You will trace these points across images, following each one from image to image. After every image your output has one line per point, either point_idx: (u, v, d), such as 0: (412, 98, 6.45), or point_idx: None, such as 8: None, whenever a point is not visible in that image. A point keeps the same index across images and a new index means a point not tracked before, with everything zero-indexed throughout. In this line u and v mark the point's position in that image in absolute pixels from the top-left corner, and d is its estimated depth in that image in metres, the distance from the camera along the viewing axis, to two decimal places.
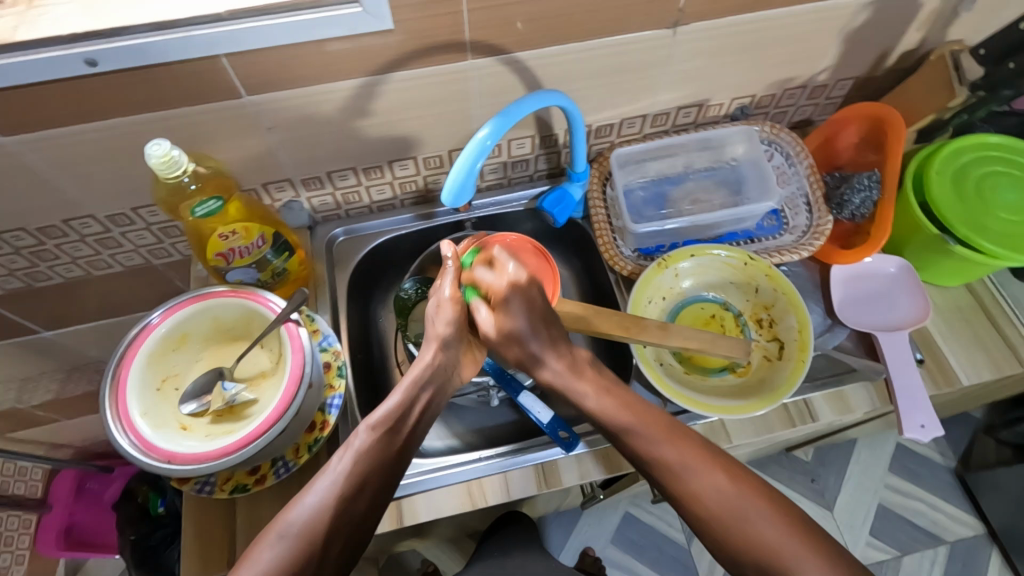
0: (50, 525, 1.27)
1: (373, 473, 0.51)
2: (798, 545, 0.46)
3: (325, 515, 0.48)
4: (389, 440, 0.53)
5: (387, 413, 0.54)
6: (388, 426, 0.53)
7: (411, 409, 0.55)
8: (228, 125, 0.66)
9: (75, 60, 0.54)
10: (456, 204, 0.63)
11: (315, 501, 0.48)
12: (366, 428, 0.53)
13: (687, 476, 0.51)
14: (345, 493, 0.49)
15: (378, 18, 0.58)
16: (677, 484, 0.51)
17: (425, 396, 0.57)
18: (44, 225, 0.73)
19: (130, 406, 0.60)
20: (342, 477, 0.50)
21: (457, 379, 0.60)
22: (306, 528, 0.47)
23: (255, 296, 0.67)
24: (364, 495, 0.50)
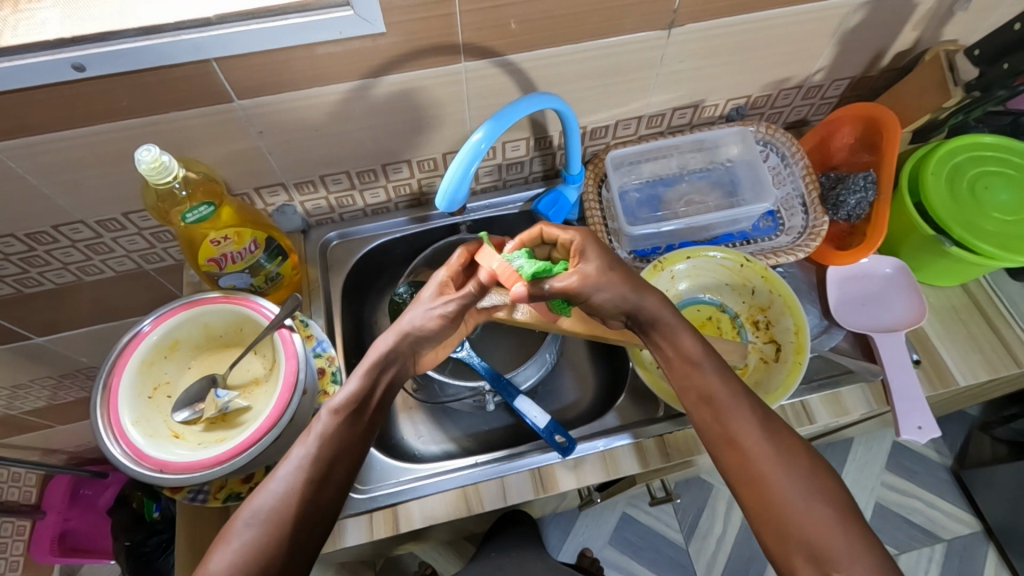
0: (44, 533, 1.26)
1: (336, 455, 0.52)
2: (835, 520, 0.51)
3: (292, 499, 0.49)
4: (354, 420, 0.55)
5: (349, 396, 0.55)
6: (351, 408, 0.55)
7: (372, 390, 0.57)
8: (219, 130, 0.66)
9: (62, 65, 0.54)
10: (450, 208, 0.62)
11: (281, 486, 0.50)
12: (329, 412, 0.54)
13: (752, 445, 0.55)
14: (310, 478, 0.51)
15: (370, 22, 0.57)
16: (734, 434, 0.56)
17: (385, 379, 0.58)
18: (33, 231, 0.72)
19: (121, 415, 0.59)
20: (307, 461, 0.51)
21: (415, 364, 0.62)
22: (272, 512, 0.49)
23: (248, 302, 0.66)
24: (328, 483, 0.51)
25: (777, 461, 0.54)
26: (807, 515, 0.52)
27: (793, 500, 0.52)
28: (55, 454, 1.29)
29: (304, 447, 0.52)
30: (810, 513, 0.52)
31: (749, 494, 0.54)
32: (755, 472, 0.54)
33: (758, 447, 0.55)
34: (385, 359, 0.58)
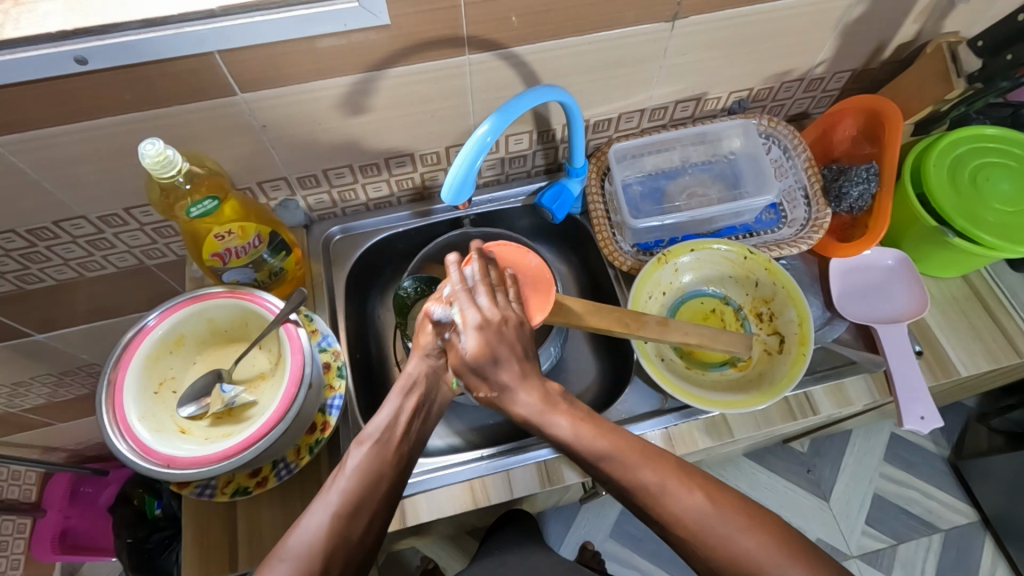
0: (44, 531, 1.26)
1: (373, 489, 0.48)
2: (775, 553, 0.45)
3: (324, 533, 0.45)
4: (382, 451, 0.51)
5: (377, 426, 0.52)
6: (378, 438, 0.51)
7: (400, 420, 0.53)
8: (222, 124, 0.65)
9: (64, 58, 0.53)
10: (456, 200, 0.62)
11: (315, 525, 0.45)
12: (357, 444, 0.50)
13: (647, 481, 0.49)
14: (341, 512, 0.46)
15: (374, 14, 0.57)
16: (659, 510, 0.48)
17: (415, 405, 0.55)
18: (34, 227, 0.72)
19: (127, 411, 0.59)
20: (339, 496, 0.47)
21: (445, 393, 0.58)
22: (305, 552, 0.44)
23: (253, 296, 0.66)
24: (363, 516, 0.47)
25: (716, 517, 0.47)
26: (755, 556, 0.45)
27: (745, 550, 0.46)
28: (55, 452, 1.28)
29: (338, 482, 0.48)
30: (744, 547, 0.46)
31: (694, 557, 0.47)
32: (662, 511, 0.48)
33: (646, 482, 0.49)
34: (410, 382, 0.55)
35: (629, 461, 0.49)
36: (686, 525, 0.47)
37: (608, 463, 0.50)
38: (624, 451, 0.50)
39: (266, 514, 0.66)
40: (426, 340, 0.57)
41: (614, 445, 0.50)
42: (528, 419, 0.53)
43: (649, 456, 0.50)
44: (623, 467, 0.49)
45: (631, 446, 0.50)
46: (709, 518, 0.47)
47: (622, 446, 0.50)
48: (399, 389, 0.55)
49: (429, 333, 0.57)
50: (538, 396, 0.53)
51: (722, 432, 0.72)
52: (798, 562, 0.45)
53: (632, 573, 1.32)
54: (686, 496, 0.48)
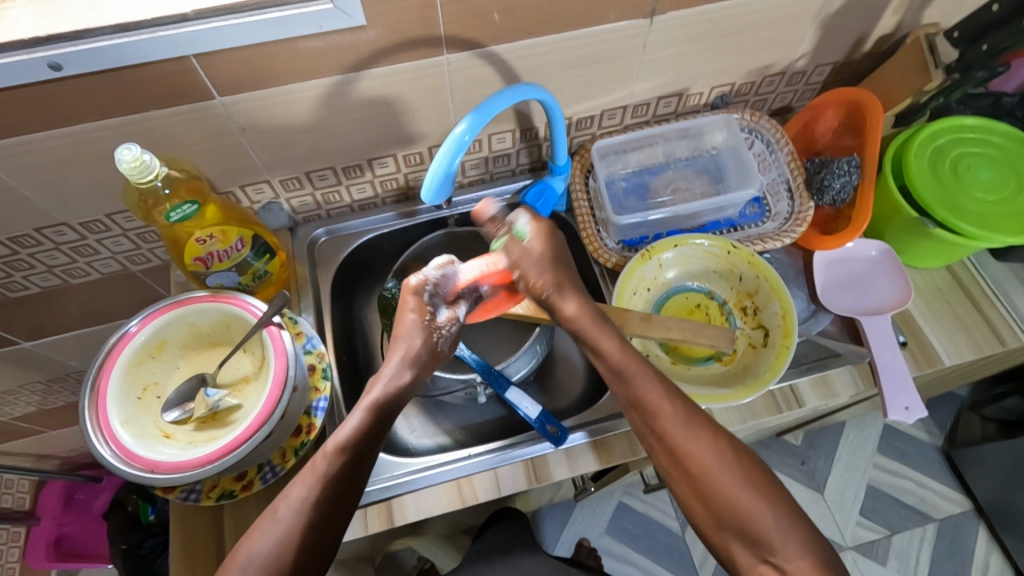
0: (39, 537, 1.25)
1: (337, 497, 0.51)
2: (777, 519, 0.51)
3: (298, 532, 0.48)
4: (357, 463, 0.52)
5: (349, 436, 0.53)
6: (353, 449, 0.52)
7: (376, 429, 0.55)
8: (201, 127, 0.65)
9: (37, 64, 0.53)
10: (437, 200, 0.63)
11: (280, 530, 0.48)
12: (330, 451, 0.52)
13: (682, 436, 0.54)
14: (315, 509, 0.49)
15: (350, 14, 0.57)
16: (675, 441, 0.54)
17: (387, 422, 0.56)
18: (16, 234, 0.71)
19: (110, 416, 0.59)
20: (305, 503, 0.49)
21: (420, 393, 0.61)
22: (271, 553, 0.47)
23: (235, 300, 0.66)
24: (339, 514, 0.51)
25: (728, 467, 0.53)
26: (746, 506, 0.51)
27: (742, 495, 0.52)
28: (48, 460, 1.28)
29: (301, 490, 0.50)
30: (747, 501, 0.52)
31: (693, 495, 0.53)
32: (692, 465, 0.53)
33: (689, 435, 0.54)
34: (384, 398, 0.57)
35: (675, 420, 0.55)
36: (700, 471, 0.53)
37: (654, 409, 0.56)
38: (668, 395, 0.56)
39: (253, 517, 0.66)
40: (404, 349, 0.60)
41: (666, 402, 0.56)
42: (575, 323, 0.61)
43: (693, 418, 0.55)
44: (657, 400, 0.56)
45: (680, 406, 0.56)
46: (736, 484, 0.52)
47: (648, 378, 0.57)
48: (365, 402, 0.56)
49: (401, 344, 0.60)
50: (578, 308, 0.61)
51: None
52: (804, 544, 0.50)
53: (628, 568, 1.32)
54: (702, 446, 0.54)
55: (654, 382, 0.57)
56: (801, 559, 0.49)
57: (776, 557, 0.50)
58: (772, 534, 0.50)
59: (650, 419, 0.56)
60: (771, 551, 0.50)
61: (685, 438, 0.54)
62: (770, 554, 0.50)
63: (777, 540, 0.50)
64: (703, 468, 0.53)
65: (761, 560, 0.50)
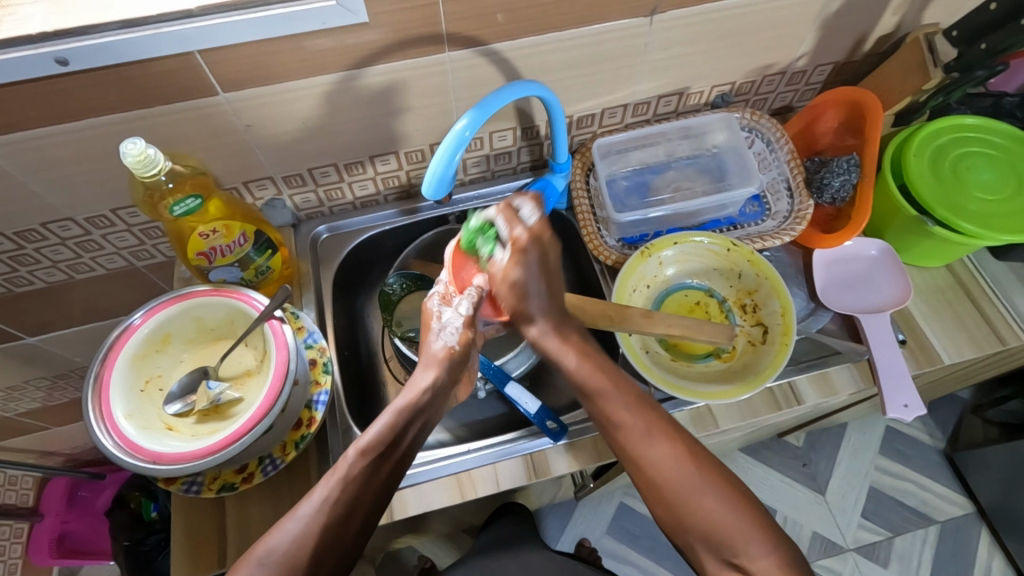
0: (41, 535, 1.26)
1: (363, 498, 0.51)
2: (738, 520, 0.53)
3: (310, 543, 0.49)
4: (378, 464, 0.53)
5: (377, 437, 0.53)
6: (378, 452, 0.53)
7: (405, 432, 0.55)
8: (204, 123, 0.66)
9: (45, 59, 0.54)
10: (436, 195, 0.62)
11: (300, 527, 0.50)
12: (356, 453, 0.52)
13: (643, 446, 0.56)
14: (333, 519, 0.50)
15: (353, 12, 0.58)
16: (637, 449, 0.56)
17: (417, 421, 0.55)
18: (22, 229, 0.72)
19: (114, 408, 0.59)
20: (329, 504, 0.51)
21: (450, 398, 0.59)
22: (284, 555, 0.49)
23: (239, 294, 0.67)
24: (351, 523, 0.51)
25: (689, 473, 0.55)
26: (708, 512, 0.53)
27: (703, 500, 0.53)
28: (51, 457, 1.29)
29: (323, 490, 0.51)
30: (709, 506, 0.53)
31: (657, 502, 0.55)
32: (655, 475, 0.55)
33: (649, 443, 0.56)
34: (420, 400, 0.55)
35: (635, 426, 0.57)
36: (662, 481, 0.55)
37: (619, 423, 0.57)
38: (636, 413, 0.57)
39: (254, 509, 0.67)
40: (437, 350, 0.57)
41: (629, 415, 0.57)
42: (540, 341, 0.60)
43: (654, 430, 0.57)
44: (620, 415, 0.57)
45: (644, 417, 0.57)
46: (693, 483, 0.54)
47: (617, 386, 0.58)
48: (404, 398, 0.55)
49: (444, 340, 0.56)
50: (551, 324, 0.59)
51: (707, 424, 0.72)
52: (768, 545, 0.52)
53: (629, 568, 1.32)
54: (663, 449, 0.56)
55: (622, 397, 0.58)
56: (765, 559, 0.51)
57: (742, 557, 0.52)
58: (737, 538, 0.52)
59: (616, 433, 0.58)
60: (736, 553, 0.52)
61: (626, 418, 0.57)
62: (733, 556, 0.52)
63: (741, 544, 0.52)
64: (668, 481, 0.54)
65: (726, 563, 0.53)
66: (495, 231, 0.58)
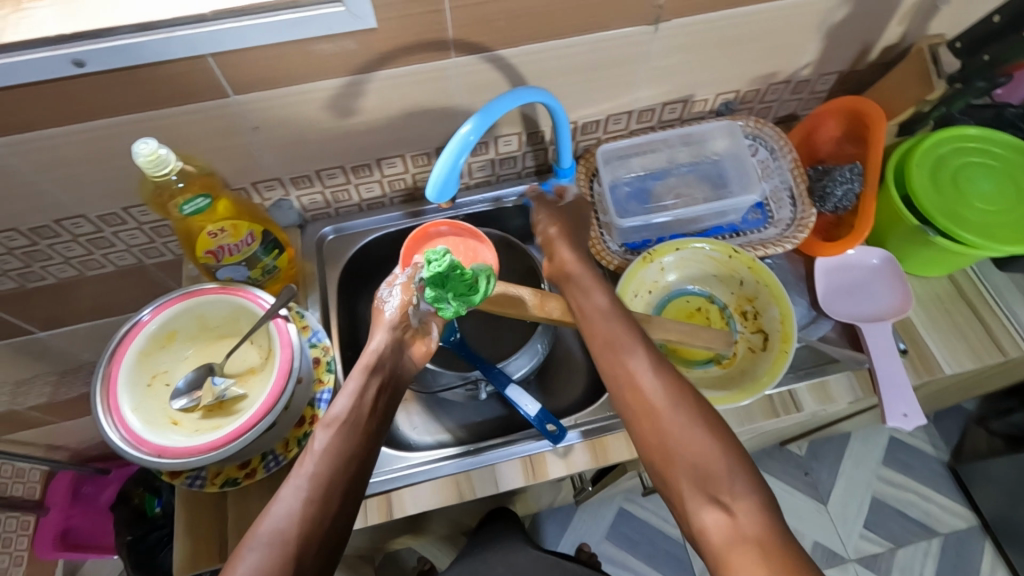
0: (46, 530, 1.27)
1: (340, 470, 0.54)
2: (727, 461, 0.52)
3: (297, 519, 0.50)
4: (349, 433, 0.56)
5: (341, 410, 0.57)
6: (343, 422, 0.57)
7: (365, 397, 0.59)
8: (215, 124, 0.67)
9: (62, 61, 0.55)
10: (440, 198, 0.63)
11: (285, 508, 0.51)
12: (323, 428, 0.56)
13: (642, 380, 0.58)
14: (312, 498, 0.51)
15: (361, 17, 0.59)
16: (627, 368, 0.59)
17: (376, 383, 0.60)
18: (36, 225, 0.74)
19: (121, 402, 0.60)
20: (308, 480, 0.52)
21: (408, 364, 0.64)
22: (275, 535, 0.49)
23: (244, 292, 0.68)
24: (334, 504, 0.52)
25: (678, 409, 0.56)
26: (693, 439, 0.54)
27: (687, 432, 0.54)
28: (59, 451, 1.30)
29: (303, 470, 0.53)
30: (699, 440, 0.53)
31: (645, 425, 0.56)
32: (645, 392, 0.57)
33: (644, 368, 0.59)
34: (376, 358, 0.61)
35: (639, 359, 0.60)
36: (659, 420, 0.55)
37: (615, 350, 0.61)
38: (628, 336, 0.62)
39: (255, 504, 0.68)
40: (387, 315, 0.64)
41: (630, 356, 0.61)
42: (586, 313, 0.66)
43: (654, 357, 0.60)
44: (640, 373, 0.59)
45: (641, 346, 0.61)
46: (682, 415, 0.55)
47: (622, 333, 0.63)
48: (362, 364, 0.60)
49: (390, 307, 0.64)
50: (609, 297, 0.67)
51: None
52: (750, 486, 0.51)
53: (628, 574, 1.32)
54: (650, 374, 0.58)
55: (620, 324, 0.63)
56: (745, 499, 0.50)
57: (726, 495, 0.51)
58: (722, 472, 0.52)
59: (609, 355, 0.61)
60: (719, 488, 0.51)
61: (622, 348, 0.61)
62: (717, 491, 0.51)
63: (724, 476, 0.51)
64: (661, 404, 0.56)
65: (710, 503, 0.51)
66: (451, 257, 0.60)
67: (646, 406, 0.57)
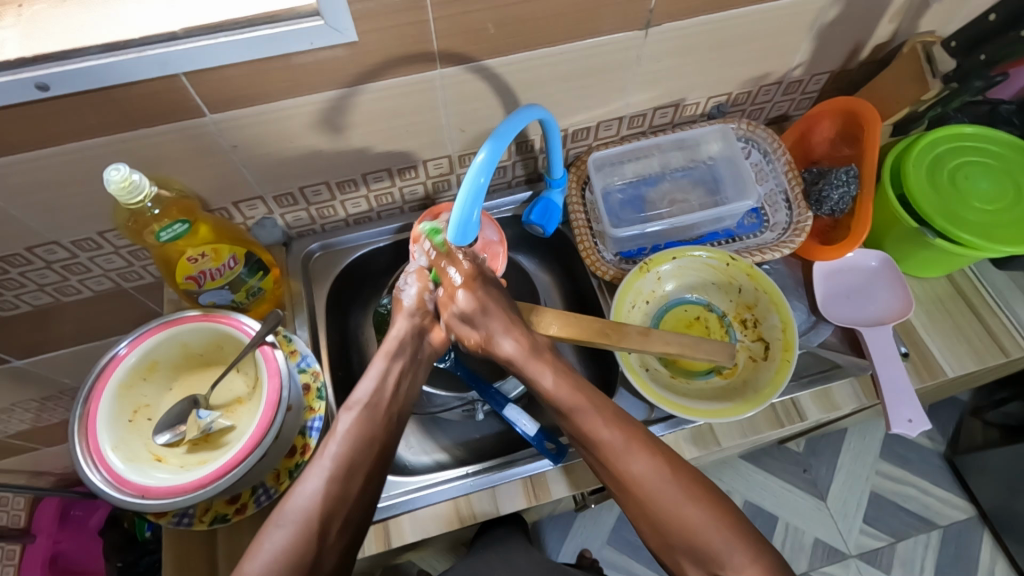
0: (33, 558, 1.13)
1: (363, 451, 0.52)
2: (724, 528, 0.51)
3: (320, 499, 0.49)
4: (371, 415, 0.54)
5: (367, 392, 0.55)
6: (366, 404, 0.54)
7: (387, 381, 0.56)
8: (191, 145, 0.65)
9: (24, 84, 0.52)
10: (464, 239, 0.61)
11: (313, 488, 0.50)
12: (346, 412, 0.54)
13: (624, 461, 0.54)
14: (335, 476, 0.50)
15: (341, 31, 0.56)
16: (614, 466, 0.54)
17: (400, 365, 0.58)
18: (6, 253, 0.70)
19: (100, 440, 0.57)
20: (331, 461, 0.51)
21: (429, 348, 0.62)
22: (302, 516, 0.48)
23: (228, 319, 0.65)
24: (358, 478, 0.51)
25: (667, 484, 0.52)
26: (686, 516, 0.51)
27: (683, 509, 0.51)
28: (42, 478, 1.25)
29: (330, 447, 0.52)
30: (690, 515, 0.51)
31: (635, 509, 0.53)
32: (635, 483, 0.53)
33: (629, 456, 0.54)
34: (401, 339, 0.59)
35: (604, 430, 0.55)
36: (656, 499, 0.52)
37: (585, 431, 0.55)
38: (590, 403, 0.56)
39: (247, 541, 0.65)
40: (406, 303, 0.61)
41: (605, 430, 0.55)
42: (516, 362, 0.59)
43: (625, 427, 0.55)
44: (616, 449, 0.54)
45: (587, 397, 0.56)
46: (671, 489, 0.52)
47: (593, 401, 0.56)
48: (386, 349, 0.58)
49: (408, 293, 0.62)
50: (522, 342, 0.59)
51: (708, 442, 0.71)
52: (753, 552, 0.50)
53: None
54: (639, 460, 0.53)
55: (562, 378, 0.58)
56: (749, 570, 0.49)
57: (726, 573, 0.49)
58: (718, 548, 0.50)
59: (580, 435, 0.56)
60: (721, 566, 0.50)
61: (567, 404, 0.56)
62: (718, 570, 0.49)
63: (722, 553, 0.50)
64: (647, 487, 0.52)
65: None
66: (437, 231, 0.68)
67: (641, 496, 0.52)
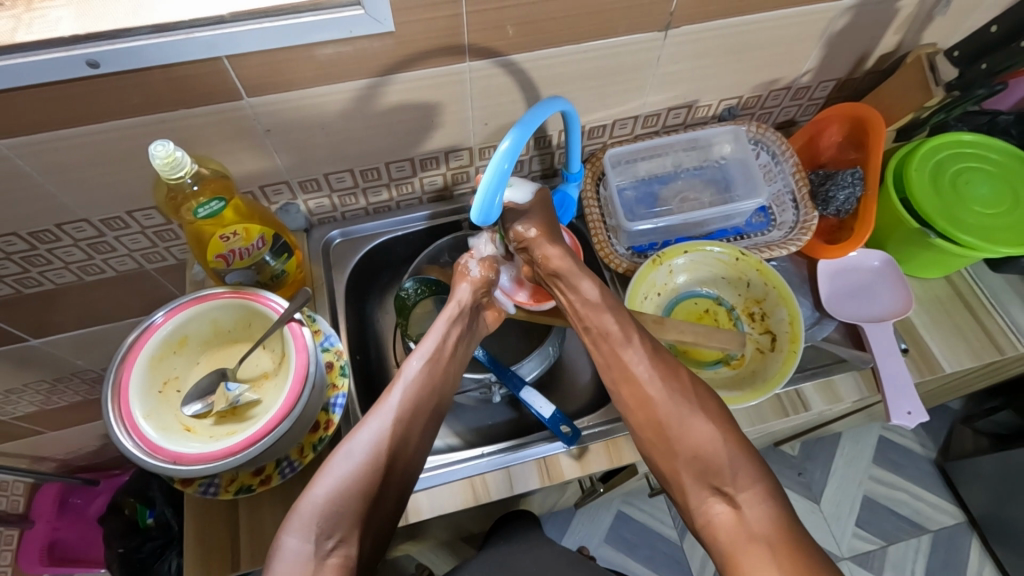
0: (30, 543, 1.20)
1: (425, 400, 0.56)
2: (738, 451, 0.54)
3: (386, 436, 0.53)
4: (434, 368, 0.58)
5: (432, 345, 0.58)
6: (432, 357, 0.58)
7: (447, 340, 0.59)
8: (226, 127, 0.67)
9: (76, 61, 0.54)
10: (485, 221, 0.59)
11: (376, 425, 0.53)
12: (414, 361, 0.57)
13: (656, 379, 0.58)
14: (400, 417, 0.54)
15: (380, 21, 0.59)
16: (641, 388, 0.58)
17: (456, 330, 0.60)
18: (36, 229, 0.72)
19: (133, 408, 0.59)
20: (395, 406, 0.54)
21: (478, 320, 0.65)
22: (368, 452, 0.51)
23: (257, 296, 0.67)
24: (418, 422, 0.55)
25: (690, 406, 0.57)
26: (704, 436, 0.55)
27: (705, 431, 0.55)
28: (44, 463, 1.25)
29: (395, 394, 0.55)
30: (703, 436, 0.55)
31: (652, 433, 0.57)
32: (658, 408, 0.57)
33: (663, 374, 0.58)
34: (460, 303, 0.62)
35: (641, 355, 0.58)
36: (682, 422, 0.56)
37: (624, 358, 0.58)
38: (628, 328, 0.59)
39: (267, 514, 0.67)
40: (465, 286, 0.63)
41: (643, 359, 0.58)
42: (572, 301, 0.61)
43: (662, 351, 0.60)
44: (646, 376, 0.58)
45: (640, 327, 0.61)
46: (697, 413, 0.56)
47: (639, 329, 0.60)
48: (449, 312, 0.61)
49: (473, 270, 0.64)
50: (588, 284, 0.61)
51: None
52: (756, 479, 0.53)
53: None
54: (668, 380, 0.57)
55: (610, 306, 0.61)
56: (749, 491, 0.52)
57: (729, 487, 0.52)
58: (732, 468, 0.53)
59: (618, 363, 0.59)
60: (725, 482, 0.53)
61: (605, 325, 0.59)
62: (723, 484, 0.53)
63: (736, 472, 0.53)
64: (671, 412, 0.56)
65: (717, 497, 0.53)
66: None
67: (664, 413, 0.56)
